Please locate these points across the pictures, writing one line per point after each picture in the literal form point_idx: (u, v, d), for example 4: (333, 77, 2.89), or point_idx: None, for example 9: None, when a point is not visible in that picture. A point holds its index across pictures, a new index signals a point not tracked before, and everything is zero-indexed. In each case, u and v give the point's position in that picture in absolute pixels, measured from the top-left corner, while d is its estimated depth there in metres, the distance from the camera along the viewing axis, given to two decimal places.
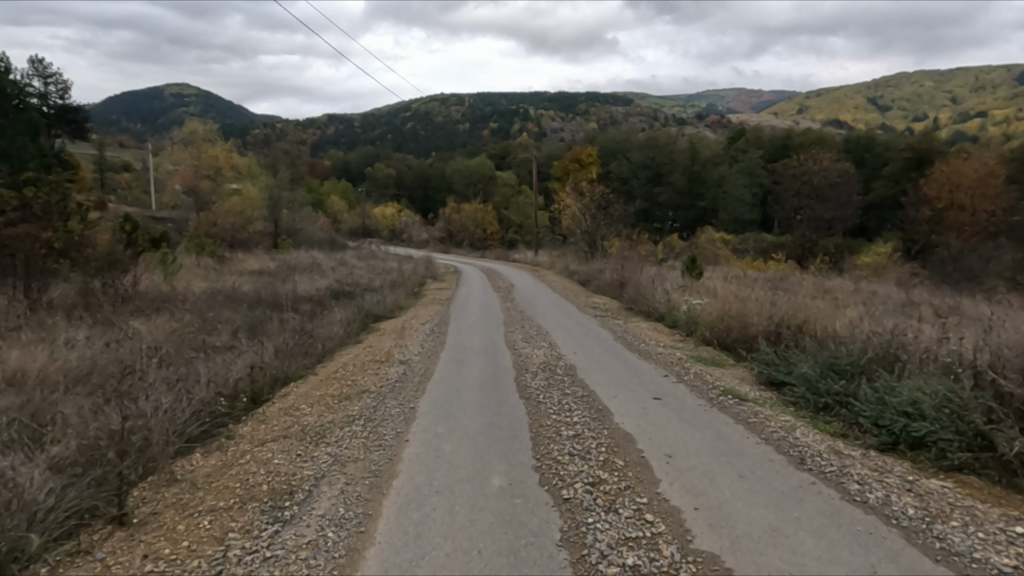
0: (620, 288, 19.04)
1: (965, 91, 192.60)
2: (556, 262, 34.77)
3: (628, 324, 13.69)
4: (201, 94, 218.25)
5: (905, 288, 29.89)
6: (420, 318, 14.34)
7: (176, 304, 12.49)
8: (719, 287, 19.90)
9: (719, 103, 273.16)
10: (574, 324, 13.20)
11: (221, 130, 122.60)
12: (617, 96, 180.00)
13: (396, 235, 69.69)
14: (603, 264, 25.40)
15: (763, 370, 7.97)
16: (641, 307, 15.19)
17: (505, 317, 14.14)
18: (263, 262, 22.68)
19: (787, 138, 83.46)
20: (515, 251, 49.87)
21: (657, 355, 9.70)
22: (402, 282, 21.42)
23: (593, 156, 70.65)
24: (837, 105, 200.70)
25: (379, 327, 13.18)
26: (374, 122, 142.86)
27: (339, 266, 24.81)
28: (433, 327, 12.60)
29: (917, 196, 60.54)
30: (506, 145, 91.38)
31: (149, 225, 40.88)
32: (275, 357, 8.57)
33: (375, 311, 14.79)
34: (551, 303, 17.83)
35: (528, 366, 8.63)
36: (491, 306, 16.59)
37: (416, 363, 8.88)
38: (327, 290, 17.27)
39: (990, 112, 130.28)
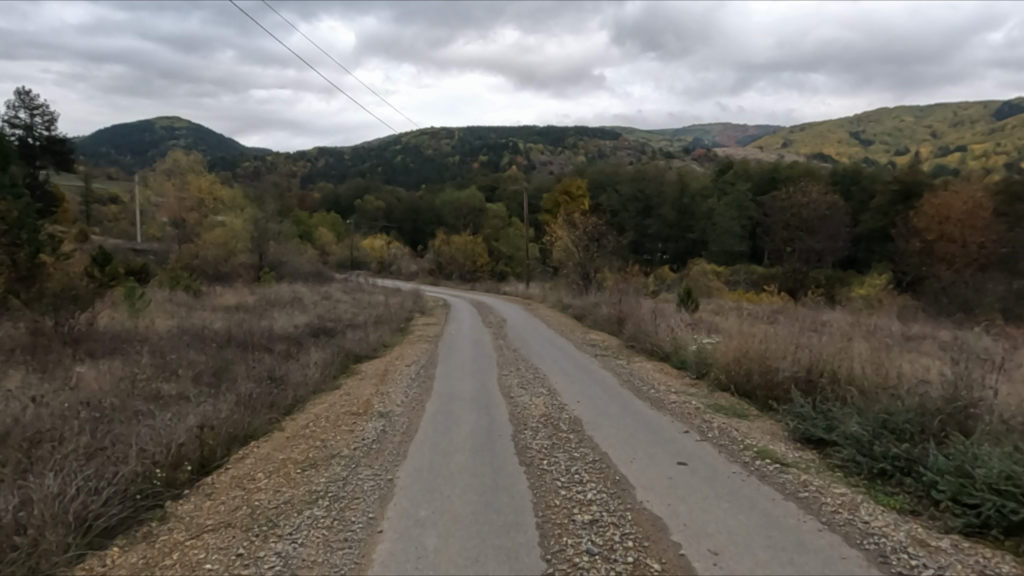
0: (618, 324, 18.13)
1: (945, 126, 196.12)
2: (548, 295, 33.87)
3: (630, 364, 12.63)
4: (192, 128, 218.90)
5: (904, 321, 29.17)
6: (406, 358, 13.24)
7: (134, 345, 11.36)
8: (719, 322, 18.98)
9: (706, 138, 277.00)
10: (573, 365, 12.13)
11: (210, 163, 122.28)
12: (605, 130, 181.85)
13: (385, 267, 68.74)
14: (598, 297, 24.50)
15: (799, 426, 6.89)
16: (644, 345, 14.19)
17: (497, 357, 13.06)
18: (242, 296, 21.66)
19: (775, 171, 83.91)
20: (505, 283, 48.97)
21: (670, 404, 8.61)
22: (388, 318, 20.39)
23: (583, 189, 70.46)
24: (821, 139, 203.70)
25: (359, 369, 12.05)
26: (365, 155, 143.16)
27: (323, 300, 23.76)
28: (419, 370, 11.49)
29: (906, 227, 60.55)
30: (496, 178, 91.20)
31: (129, 257, 39.74)
32: (234, 412, 7.42)
33: (355, 351, 13.67)
34: (546, 339, 16.77)
35: (526, 418, 7.52)
36: (482, 344, 15.52)
37: (398, 416, 7.73)
38: (307, 327, 16.16)
39: (970, 146, 132.33)
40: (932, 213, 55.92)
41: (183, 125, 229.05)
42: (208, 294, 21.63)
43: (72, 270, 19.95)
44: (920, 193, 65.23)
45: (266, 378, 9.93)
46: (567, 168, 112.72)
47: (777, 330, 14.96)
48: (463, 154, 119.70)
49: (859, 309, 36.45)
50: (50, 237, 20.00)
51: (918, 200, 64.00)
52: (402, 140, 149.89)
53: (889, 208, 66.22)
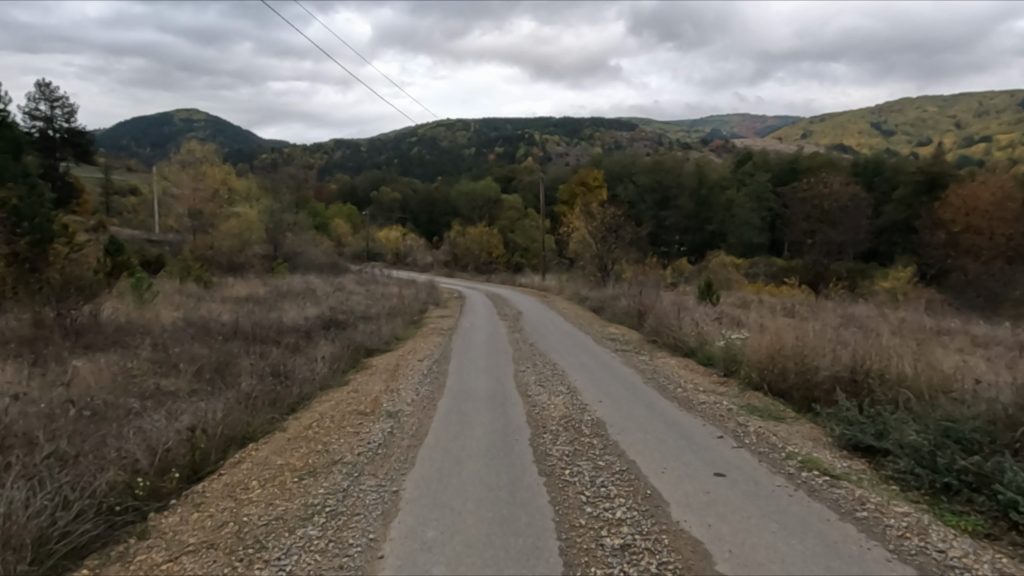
0: (638, 318, 17.52)
1: (970, 116, 191.94)
2: (565, 287, 33.27)
3: (653, 360, 12.02)
4: (211, 120, 220.30)
5: (932, 316, 28.24)
6: (419, 353, 12.72)
7: (135, 337, 10.94)
8: (743, 316, 18.27)
9: (724, 129, 274.12)
10: (594, 361, 11.55)
11: (228, 154, 122.70)
12: (622, 121, 180.18)
13: (401, 258, 68.44)
14: (616, 290, 23.86)
15: (845, 432, 6.26)
16: (667, 340, 13.56)
17: (513, 352, 12.51)
18: (253, 287, 21.30)
19: (795, 162, 82.37)
20: (521, 275, 48.38)
21: (700, 405, 7.99)
22: (402, 310, 19.92)
23: (600, 180, 69.58)
24: (841, 131, 200.50)
25: (369, 364, 11.56)
26: (381, 147, 142.97)
27: (336, 292, 23.34)
28: (433, 365, 10.96)
29: (931, 219, 59.06)
30: (511, 169, 90.46)
31: (145, 247, 39.65)
32: (233, 412, 6.93)
33: (367, 344, 13.18)
34: (563, 333, 16.20)
35: (545, 420, 6.95)
36: (498, 338, 14.97)
37: (407, 417, 7.21)
38: (318, 320, 15.71)
39: (995, 137, 129.32)
40: (958, 204, 54.46)
41: (202, 117, 230.40)
42: (219, 285, 21.29)
43: (82, 261, 19.68)
44: (946, 184, 63.62)
45: (271, 374, 9.46)
46: (584, 159, 111.76)
47: (807, 324, 14.26)
48: (479, 145, 119.08)
49: (884, 303, 35.42)
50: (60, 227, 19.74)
51: (943, 192, 62.41)
52: (418, 132, 149.54)
53: (913, 199, 64.68)
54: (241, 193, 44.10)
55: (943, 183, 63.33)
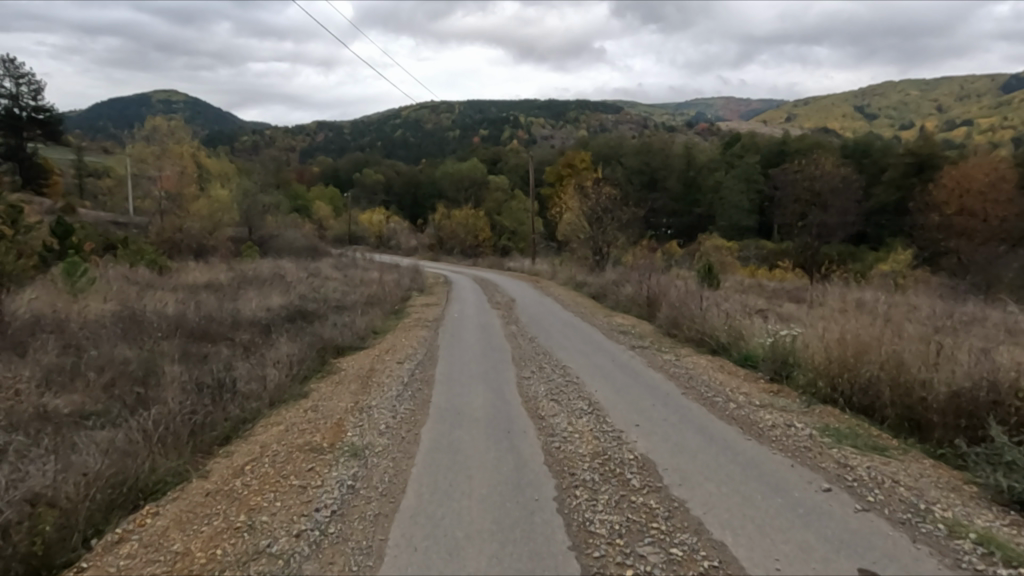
0: (647, 306, 15.61)
1: (951, 99, 191.48)
2: (558, 272, 31.34)
3: (678, 359, 10.03)
4: (191, 101, 215.32)
5: (941, 301, 26.70)
6: (403, 350, 10.66)
7: (44, 337, 8.81)
8: (758, 305, 16.43)
9: (709, 111, 273.10)
10: (610, 360, 9.60)
11: (208, 135, 118.84)
12: (608, 104, 177.84)
13: (384, 241, 65.90)
14: (615, 276, 21.95)
15: (1014, 485, 4.32)
16: (693, 334, 11.53)
17: (511, 350, 10.49)
18: (216, 273, 19.15)
19: (784, 144, 80.85)
20: (509, 259, 46.32)
21: (769, 430, 6.04)
22: (381, 297, 17.83)
23: (587, 161, 67.58)
24: (826, 114, 199.71)
25: (339, 366, 9.53)
26: (364, 129, 139.73)
27: (310, 278, 21.27)
28: (413, 368, 8.92)
29: (924, 200, 57.73)
30: (497, 151, 88.02)
31: (109, 230, 37.12)
32: (123, 459, 4.85)
33: (338, 340, 11.12)
34: (564, 325, 14.15)
35: (573, 463, 4.93)
36: (490, 332, 12.92)
37: (378, 457, 5.17)
38: (284, 311, 13.59)
39: (978, 121, 128.81)
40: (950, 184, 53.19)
41: (183, 98, 224.33)
42: (177, 271, 19.03)
43: (23, 244, 17.39)
44: (937, 165, 62.39)
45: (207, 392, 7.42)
46: (570, 142, 109.34)
47: (844, 316, 12.39)
48: (464, 127, 116.02)
49: (888, 288, 33.76)
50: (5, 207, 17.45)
51: (935, 173, 61.00)
52: (402, 115, 146.52)
53: (904, 180, 63.37)
54: (212, 173, 41.59)
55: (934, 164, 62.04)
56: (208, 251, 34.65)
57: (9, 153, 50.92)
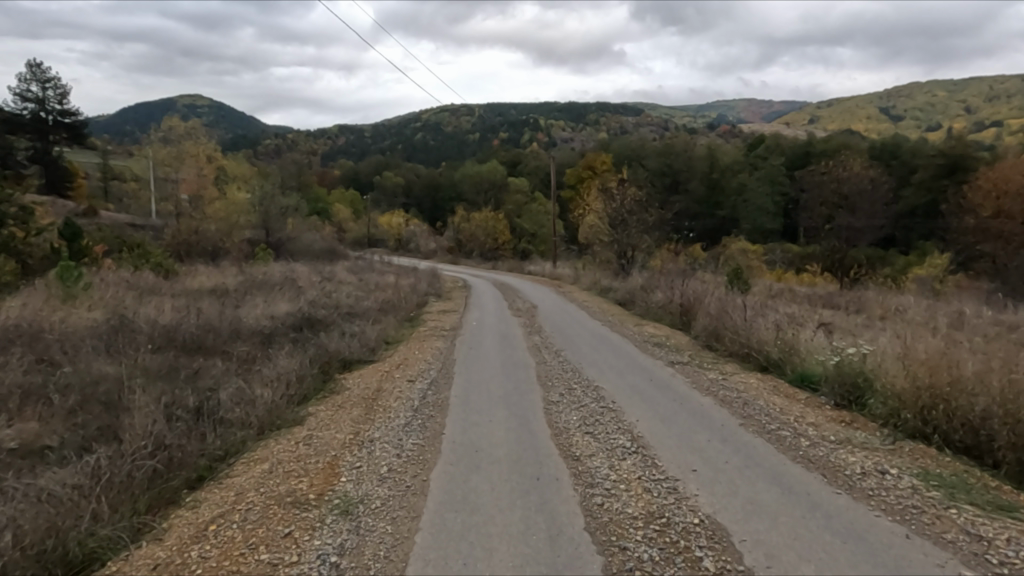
0: (681, 316, 14.48)
1: (981, 100, 186.76)
2: (580, 276, 30.22)
3: (725, 378, 8.88)
4: (214, 105, 217.66)
5: (984, 310, 25.20)
6: (416, 364, 9.63)
7: (14, 351, 7.93)
8: (799, 313, 15.20)
9: (731, 113, 270.46)
10: (648, 378, 8.51)
11: (231, 139, 119.48)
12: (628, 107, 176.24)
13: (403, 244, 65.17)
14: (640, 281, 20.83)
15: None
16: (738, 348, 10.38)
17: (535, 366, 9.43)
18: (224, 277, 18.36)
19: (809, 145, 78.94)
20: (529, 262, 45.27)
21: (860, 479, 4.87)
22: (396, 303, 16.89)
23: (608, 164, 66.34)
24: (850, 115, 196.27)
25: (342, 384, 8.53)
26: (385, 132, 139.74)
27: (323, 281, 20.42)
28: (426, 387, 7.88)
29: (957, 202, 55.66)
30: (517, 153, 87.10)
31: (126, 232, 36.76)
32: (43, 525, 3.83)
33: (345, 352, 10.15)
34: (591, 335, 13.05)
35: (625, 535, 3.83)
36: (511, 343, 11.87)
37: (371, 518, 4.11)
38: (290, 319, 12.67)
39: (1008, 122, 125.40)
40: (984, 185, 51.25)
41: (208, 102, 226.30)
42: (185, 275, 18.27)
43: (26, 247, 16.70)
44: (970, 166, 60.26)
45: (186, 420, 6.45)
46: (590, 145, 108.10)
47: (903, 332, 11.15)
48: (484, 130, 115.29)
49: (926, 294, 32.14)
50: (18, 210, 16.71)
51: (968, 174, 58.85)
52: (422, 119, 146.47)
53: (935, 182, 61.37)
54: (229, 175, 41.10)
55: (967, 165, 59.94)
56: (224, 253, 34.08)
57: (36, 158, 51.14)
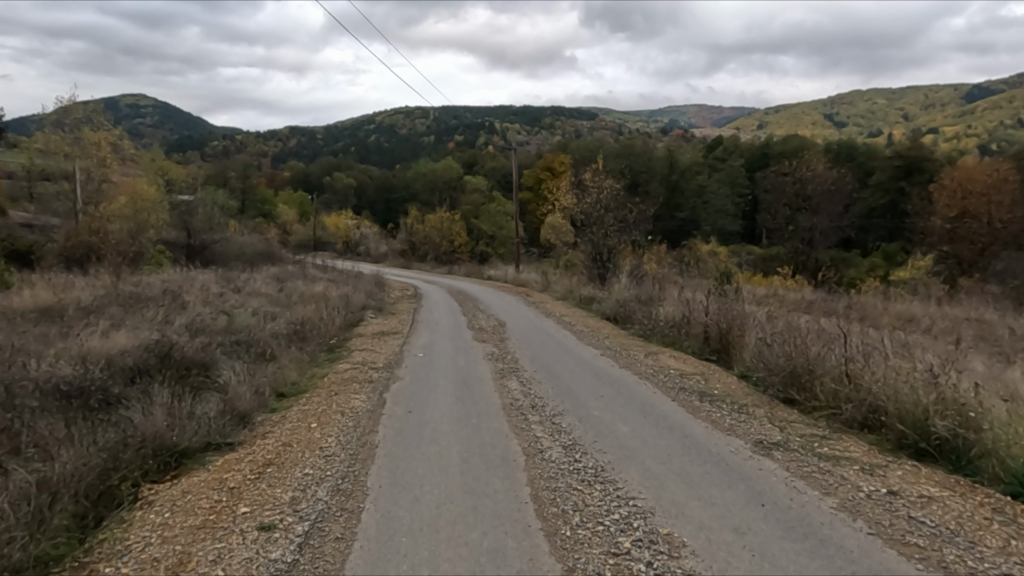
0: (716, 342, 10.40)
1: (918, 107, 190.73)
2: (548, 284, 26.14)
3: (893, 488, 4.65)
4: (158, 104, 207.13)
5: (1003, 322, 21.65)
6: (298, 465, 5.06)
7: None
8: (854, 334, 11.23)
9: (684, 118, 270.77)
10: (761, 506, 4.22)
11: (175, 139, 111.98)
12: (584, 111, 173.23)
13: (352, 248, 60.01)
14: (622, 291, 16.76)
15: None
16: (856, 413, 6.27)
17: (524, 464, 5.01)
18: (80, 289, 13.69)
19: (767, 146, 76.94)
20: (490, 265, 40.85)
21: None
22: (313, 324, 12.34)
23: (566, 163, 62.86)
24: (797, 121, 198.26)
25: (114, 543, 3.91)
26: (338, 134, 133.48)
27: (226, 293, 15.82)
28: (285, 570, 3.37)
29: (922, 202, 53.51)
30: (473, 154, 82.73)
31: (16, 234, 31.28)
32: None
33: (174, 432, 5.63)
34: (594, 376, 8.66)
35: None
36: (477, 394, 7.40)
37: None
38: (117, 364, 7.95)
39: (944, 128, 126.58)
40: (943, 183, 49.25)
41: (150, 100, 214.30)
42: (24, 288, 13.50)
43: None
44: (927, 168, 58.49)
45: None
46: (547, 146, 104.03)
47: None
48: (439, 132, 110.35)
49: (917, 301, 28.98)
50: None
51: (931, 175, 57.03)
52: (375, 122, 140.59)
53: (892, 183, 59.43)
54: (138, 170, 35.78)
55: (925, 167, 58.29)
56: (132, 257, 28.81)
57: None
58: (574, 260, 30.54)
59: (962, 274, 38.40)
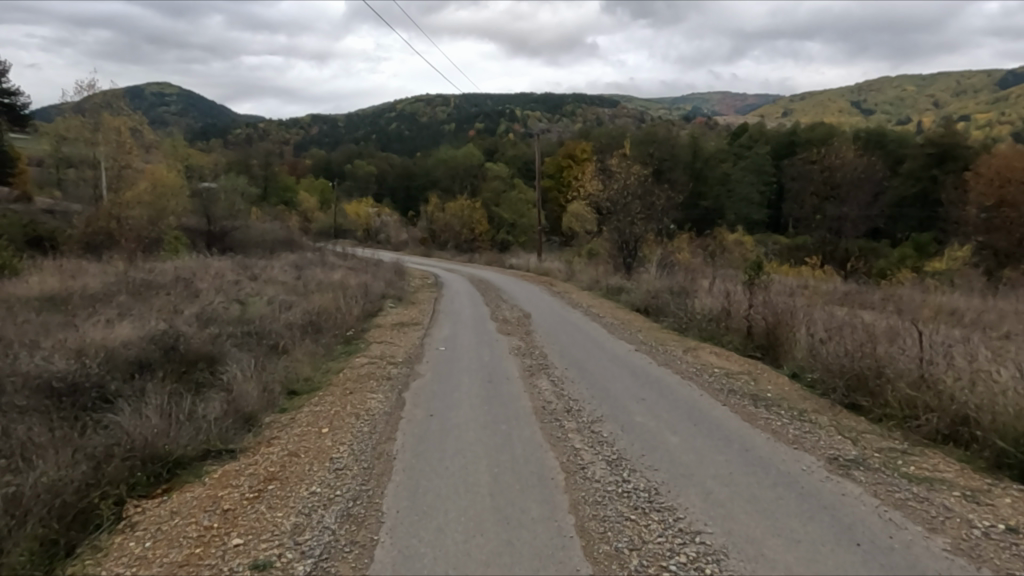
0: (760, 337, 9.59)
1: (949, 94, 185.48)
2: (571, 273, 25.34)
3: (1010, 522, 3.85)
4: (183, 93, 208.54)
5: None
6: (304, 483, 4.40)
7: None
8: (913, 328, 10.28)
9: (707, 106, 266.67)
10: (857, 546, 3.47)
11: (198, 127, 112.47)
12: (606, 99, 171.07)
13: (372, 235, 59.58)
14: (651, 282, 15.92)
15: None
16: (942, 424, 5.46)
17: (564, 485, 4.30)
18: (91, 276, 13.23)
19: (794, 132, 75.00)
20: (511, 254, 40.11)
21: None
22: (330, 314, 11.71)
23: (588, 151, 61.82)
24: (824, 108, 193.95)
25: None
26: (359, 122, 133.17)
27: (241, 281, 15.28)
28: None
29: (956, 191, 51.66)
30: (494, 141, 81.79)
31: (38, 220, 31.21)
32: None
33: (168, 438, 4.99)
34: (632, 375, 7.92)
35: None
36: (505, 396, 6.70)
37: None
38: (118, 358, 7.37)
39: (977, 115, 122.82)
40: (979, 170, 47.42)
41: (175, 89, 216.53)
42: (35, 274, 13.08)
43: None
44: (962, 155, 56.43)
45: None
46: (569, 134, 102.67)
47: None
48: (459, 120, 109.50)
49: (954, 293, 27.73)
50: None
51: (966, 162, 55.02)
52: (396, 109, 140.17)
53: (924, 171, 57.46)
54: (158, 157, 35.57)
55: (959, 154, 56.31)
56: (151, 244, 28.58)
57: None
58: (597, 249, 29.67)
59: (1001, 266, 36.89)
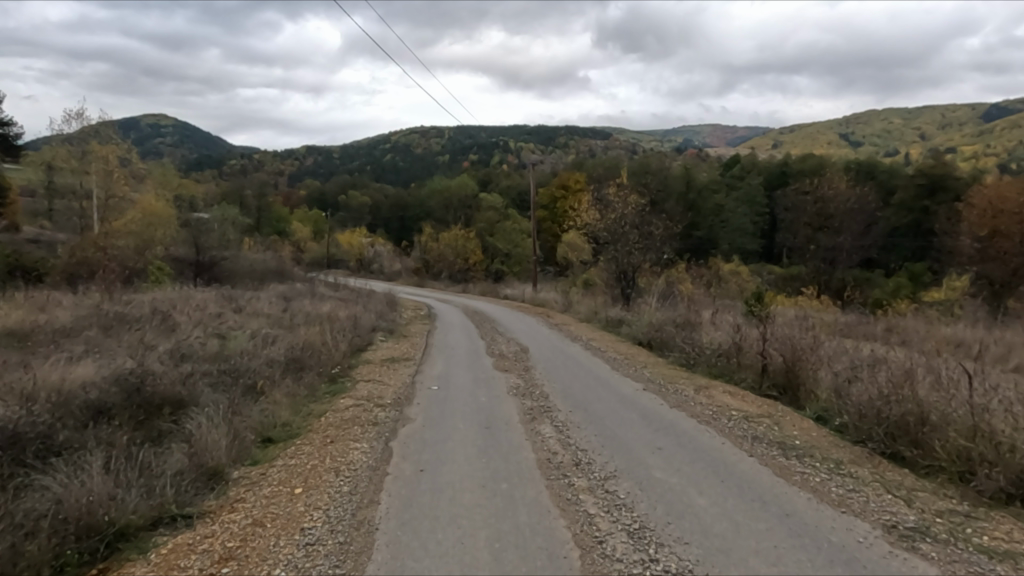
0: (777, 375, 8.89)
1: (936, 127, 188.08)
2: (568, 304, 24.64)
3: None
4: (179, 124, 209.46)
5: None
6: (265, 565, 3.65)
7: None
8: (939, 362, 9.58)
9: (699, 138, 269.59)
10: None
11: (193, 158, 112.35)
12: (598, 130, 172.39)
13: (365, 265, 58.86)
14: (654, 313, 15.22)
15: None
16: (1007, 482, 4.76)
17: (580, 567, 3.57)
18: (64, 309, 12.47)
19: (786, 163, 75.27)
20: (506, 284, 39.45)
21: None
22: (314, 349, 10.98)
23: (582, 181, 61.69)
24: (813, 139, 196.10)
25: None
26: (354, 153, 133.49)
27: (225, 313, 14.55)
28: None
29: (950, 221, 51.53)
30: (488, 172, 81.69)
31: (22, 250, 30.43)
32: None
33: (112, 504, 4.25)
34: (643, 419, 7.19)
35: None
36: (504, 446, 5.96)
37: None
38: (74, 402, 6.61)
39: (965, 147, 123.98)
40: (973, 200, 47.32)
41: (172, 121, 217.60)
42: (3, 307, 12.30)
43: None
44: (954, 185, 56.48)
45: None
46: (563, 165, 102.92)
47: None
48: (453, 151, 109.75)
49: (955, 323, 27.17)
50: None
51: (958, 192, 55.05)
52: (390, 141, 140.69)
53: (917, 202, 57.47)
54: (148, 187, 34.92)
55: (950, 184, 56.34)
56: (136, 274, 27.76)
57: None
58: (593, 279, 28.98)
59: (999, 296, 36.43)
